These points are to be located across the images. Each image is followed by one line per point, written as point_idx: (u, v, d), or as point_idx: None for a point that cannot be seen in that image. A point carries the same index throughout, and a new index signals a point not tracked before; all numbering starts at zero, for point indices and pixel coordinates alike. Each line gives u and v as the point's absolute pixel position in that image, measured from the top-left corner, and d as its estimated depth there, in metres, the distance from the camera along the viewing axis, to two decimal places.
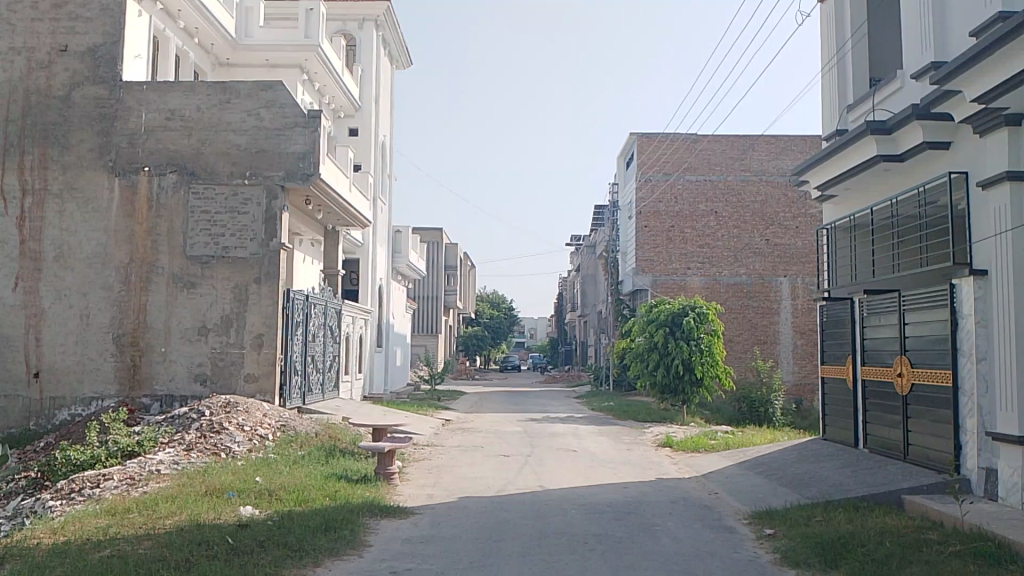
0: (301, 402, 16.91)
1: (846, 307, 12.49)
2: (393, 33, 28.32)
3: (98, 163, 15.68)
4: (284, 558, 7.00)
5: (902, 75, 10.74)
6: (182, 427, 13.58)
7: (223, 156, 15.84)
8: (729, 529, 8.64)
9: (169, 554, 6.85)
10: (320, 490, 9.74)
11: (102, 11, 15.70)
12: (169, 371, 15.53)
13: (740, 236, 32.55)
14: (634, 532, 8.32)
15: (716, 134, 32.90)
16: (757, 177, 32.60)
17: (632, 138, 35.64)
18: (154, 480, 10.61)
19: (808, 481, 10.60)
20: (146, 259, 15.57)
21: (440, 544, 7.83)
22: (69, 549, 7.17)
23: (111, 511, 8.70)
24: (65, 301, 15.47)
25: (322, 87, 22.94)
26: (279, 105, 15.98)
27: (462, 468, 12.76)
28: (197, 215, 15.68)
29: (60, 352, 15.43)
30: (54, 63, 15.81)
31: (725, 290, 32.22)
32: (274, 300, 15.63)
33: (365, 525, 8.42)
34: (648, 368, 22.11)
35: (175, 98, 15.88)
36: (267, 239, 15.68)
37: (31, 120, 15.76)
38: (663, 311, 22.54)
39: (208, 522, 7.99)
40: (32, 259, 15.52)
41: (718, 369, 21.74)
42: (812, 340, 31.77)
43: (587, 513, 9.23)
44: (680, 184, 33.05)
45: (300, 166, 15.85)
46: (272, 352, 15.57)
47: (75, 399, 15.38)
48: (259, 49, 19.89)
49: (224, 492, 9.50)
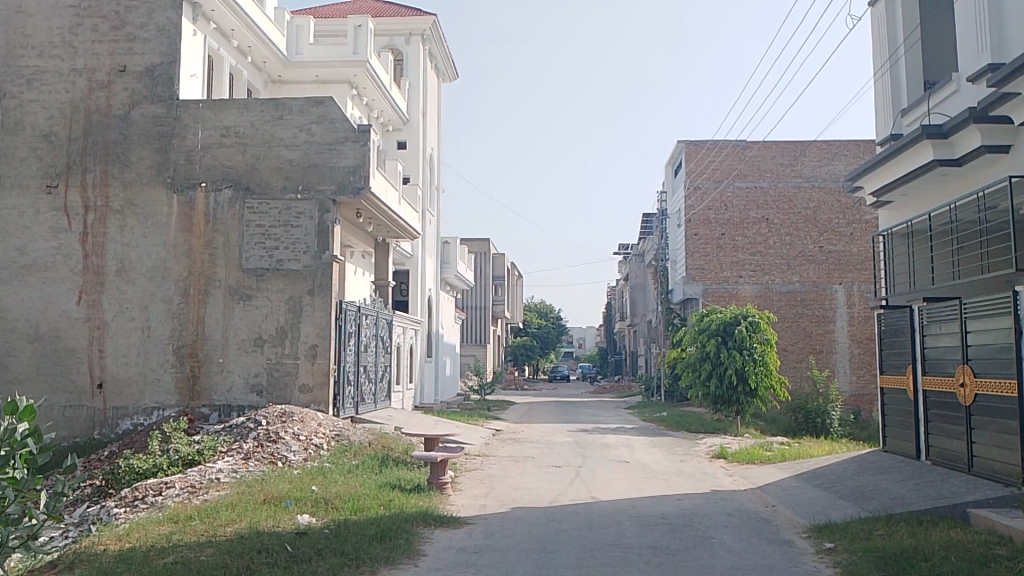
0: (354, 413, 17.13)
1: (905, 315, 12.21)
2: (440, 46, 28.66)
3: (156, 180, 16.18)
4: (341, 565, 7.11)
5: (958, 78, 10.51)
6: (240, 437, 13.85)
7: (276, 171, 16.18)
8: (788, 543, 8.47)
9: (230, 561, 7.02)
10: (374, 498, 9.85)
11: (158, 32, 16.25)
12: (227, 382, 15.86)
13: (791, 243, 32.03)
14: (690, 545, 8.22)
15: (767, 140, 32.46)
16: (809, 183, 32.06)
17: (679, 145, 35.34)
18: (214, 488, 10.87)
19: (868, 494, 10.36)
20: (203, 273, 15.98)
21: (493, 555, 7.84)
22: (133, 556, 7.38)
23: (173, 518, 8.93)
24: (127, 314, 15.95)
25: (371, 102, 23.36)
26: (330, 119, 16.26)
27: (512, 478, 12.77)
28: (252, 230, 16.06)
29: (122, 363, 15.91)
30: (114, 84, 16.36)
31: (778, 298, 31.75)
32: (327, 311, 15.90)
33: (420, 535, 8.49)
34: (700, 378, 21.85)
35: (229, 115, 16.27)
36: (320, 252, 15.98)
37: (91, 139, 16.31)
38: (714, 320, 22.27)
39: (267, 529, 8.17)
40: (95, 273, 16.04)
41: (772, 379, 21.41)
42: (869, 348, 31.08)
43: (640, 525, 9.16)
44: (730, 192, 32.67)
45: (350, 181, 16.09)
46: (326, 363, 15.84)
47: (137, 409, 15.83)
48: (310, 65, 20.33)
49: (281, 500, 9.65)
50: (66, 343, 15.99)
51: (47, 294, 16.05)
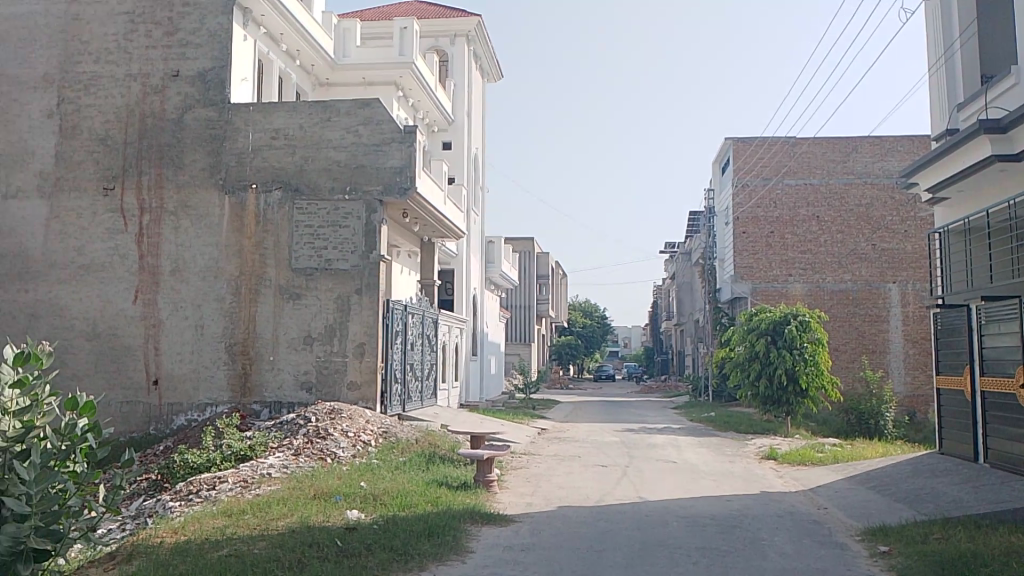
0: (401, 410, 17.29)
1: (962, 315, 11.89)
2: (484, 46, 28.78)
3: (209, 181, 16.55)
4: (390, 561, 7.19)
5: (1017, 71, 10.19)
6: (290, 433, 14.09)
7: (324, 172, 16.41)
8: (841, 546, 8.31)
9: (282, 554, 7.16)
10: (421, 495, 9.94)
11: (210, 37, 16.61)
12: (277, 379, 16.15)
13: (843, 241, 31.42)
14: (740, 547, 8.12)
15: (817, 136, 31.87)
16: (861, 180, 31.40)
17: (726, 143, 34.89)
18: (265, 483, 11.07)
19: (924, 497, 10.11)
20: (254, 272, 16.29)
21: (541, 553, 7.85)
22: (189, 548, 7.56)
23: (227, 512, 9.13)
24: (182, 313, 16.34)
25: (417, 103, 23.56)
26: (377, 121, 16.43)
27: (558, 477, 12.75)
28: (301, 230, 16.32)
29: (177, 360, 16.30)
30: (167, 88, 16.76)
31: (829, 297, 31.16)
32: (375, 310, 16.08)
33: (467, 532, 8.54)
34: (749, 378, 21.56)
35: (278, 117, 16.55)
36: (367, 251, 16.17)
37: (146, 142, 16.74)
38: (763, 319, 21.95)
39: (318, 524, 8.30)
40: (150, 273, 16.46)
41: (823, 379, 21.03)
42: (924, 349, 30.31)
43: (689, 525, 9.08)
44: (779, 189, 32.17)
45: (397, 181, 16.24)
46: (373, 361, 16.02)
47: (191, 405, 16.20)
48: (356, 68, 20.58)
49: (330, 496, 9.80)
50: (123, 341, 16.44)
51: (105, 293, 16.53)
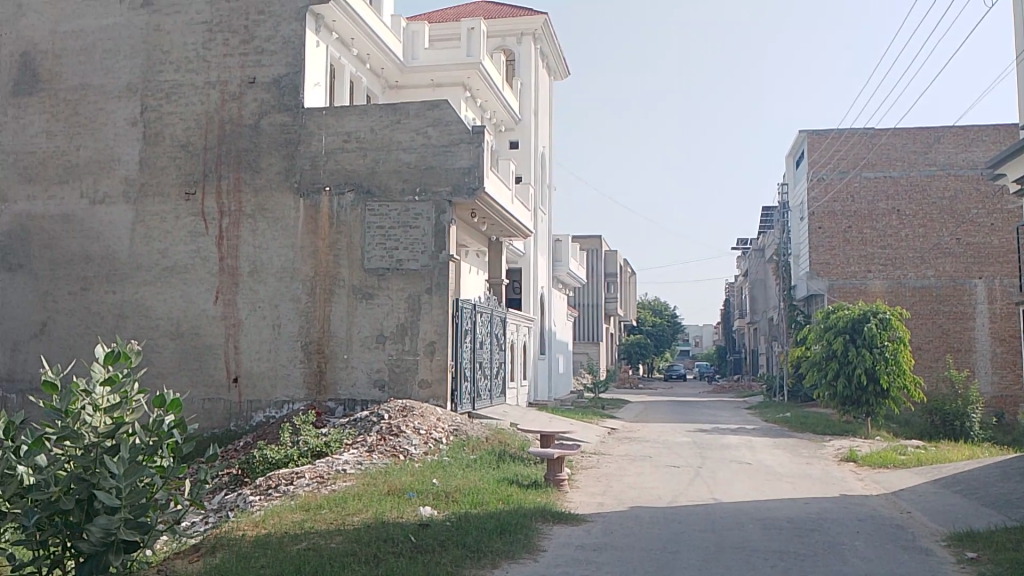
0: (470, 408, 17.47)
1: None
2: (551, 44, 28.76)
3: (284, 184, 17.02)
4: (463, 558, 7.27)
5: None
6: (364, 430, 14.38)
7: (394, 174, 16.66)
8: (926, 551, 8.02)
9: (358, 549, 7.32)
10: (493, 493, 10.02)
11: (284, 44, 17.08)
12: (351, 377, 16.50)
13: (925, 236, 30.31)
14: (819, 551, 7.91)
15: (897, 127, 30.75)
16: (944, 171, 30.17)
17: (801, 135, 33.99)
18: (340, 479, 11.32)
19: (1015, 502, 9.67)
20: (328, 273, 16.68)
21: (614, 553, 7.81)
22: (270, 541, 7.80)
23: (304, 507, 9.38)
24: (260, 313, 16.85)
25: (484, 103, 23.73)
26: (445, 122, 16.57)
27: (629, 477, 12.66)
28: (373, 231, 16.62)
29: (255, 359, 16.82)
30: (244, 95, 17.29)
31: (910, 295, 30.11)
32: (445, 309, 16.27)
33: (539, 530, 8.56)
34: (827, 378, 20.99)
35: (350, 121, 16.88)
36: (437, 251, 16.38)
37: (225, 148, 17.30)
38: (840, 317, 21.36)
39: (391, 520, 8.45)
40: (229, 274, 17.03)
41: (905, 379, 20.34)
42: (1013, 347, 29.15)
43: (765, 528, 8.91)
44: (857, 182, 31.13)
45: (465, 181, 16.38)
46: (443, 359, 16.22)
47: (269, 402, 16.71)
48: (425, 70, 20.84)
49: (404, 492, 9.97)
50: (204, 340, 17.06)
51: (187, 294, 17.18)
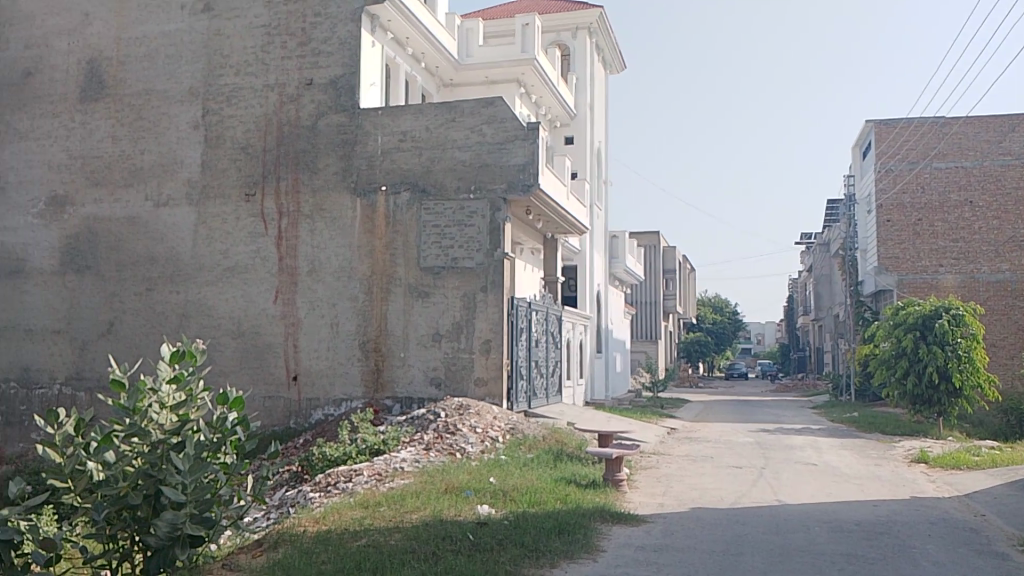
0: (527, 407, 17.40)
1: None
2: (607, 39, 28.47)
3: (341, 184, 17.18)
4: (522, 557, 7.18)
5: None
6: (421, 428, 14.43)
7: (449, 172, 16.67)
8: (1004, 557, 7.63)
9: (417, 546, 7.30)
10: (550, 493, 9.91)
11: (340, 46, 17.25)
12: (408, 375, 16.57)
13: (999, 228, 29.21)
14: (889, 555, 7.60)
15: (969, 115, 29.61)
16: (1020, 161, 28.99)
17: (867, 126, 32.93)
18: (398, 477, 11.36)
19: None
20: (384, 272, 16.79)
21: (674, 555, 7.62)
22: (330, 538, 7.84)
23: (363, 504, 9.41)
24: (318, 312, 17.05)
25: (539, 99, 23.62)
26: (500, 119, 16.49)
27: (690, 478, 12.41)
28: (428, 230, 16.66)
29: (314, 357, 17.03)
30: (302, 96, 17.52)
31: (985, 289, 29.09)
32: (500, 307, 16.22)
33: (598, 531, 8.42)
34: (896, 376, 20.29)
35: (405, 120, 16.93)
36: (492, 249, 16.35)
37: (283, 149, 17.55)
38: (910, 314, 20.63)
39: (450, 518, 8.41)
40: (288, 274, 17.28)
41: (980, 378, 19.51)
42: None
43: (831, 531, 8.60)
44: (927, 173, 29.96)
45: (520, 178, 16.28)
46: (499, 358, 16.19)
47: (328, 400, 16.90)
48: (480, 67, 20.80)
49: (461, 491, 9.93)
50: (265, 339, 17.35)
51: (248, 293, 17.49)
